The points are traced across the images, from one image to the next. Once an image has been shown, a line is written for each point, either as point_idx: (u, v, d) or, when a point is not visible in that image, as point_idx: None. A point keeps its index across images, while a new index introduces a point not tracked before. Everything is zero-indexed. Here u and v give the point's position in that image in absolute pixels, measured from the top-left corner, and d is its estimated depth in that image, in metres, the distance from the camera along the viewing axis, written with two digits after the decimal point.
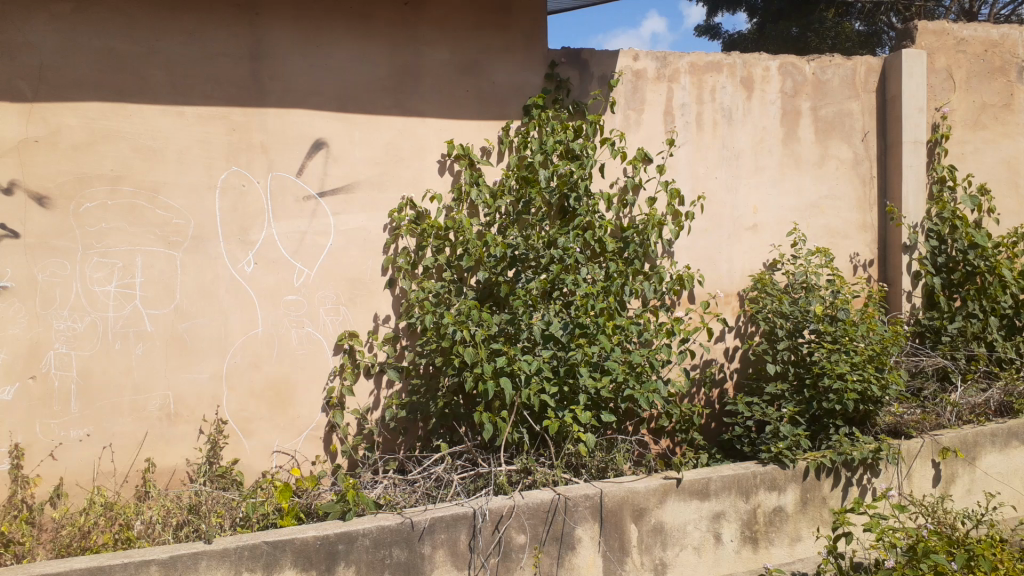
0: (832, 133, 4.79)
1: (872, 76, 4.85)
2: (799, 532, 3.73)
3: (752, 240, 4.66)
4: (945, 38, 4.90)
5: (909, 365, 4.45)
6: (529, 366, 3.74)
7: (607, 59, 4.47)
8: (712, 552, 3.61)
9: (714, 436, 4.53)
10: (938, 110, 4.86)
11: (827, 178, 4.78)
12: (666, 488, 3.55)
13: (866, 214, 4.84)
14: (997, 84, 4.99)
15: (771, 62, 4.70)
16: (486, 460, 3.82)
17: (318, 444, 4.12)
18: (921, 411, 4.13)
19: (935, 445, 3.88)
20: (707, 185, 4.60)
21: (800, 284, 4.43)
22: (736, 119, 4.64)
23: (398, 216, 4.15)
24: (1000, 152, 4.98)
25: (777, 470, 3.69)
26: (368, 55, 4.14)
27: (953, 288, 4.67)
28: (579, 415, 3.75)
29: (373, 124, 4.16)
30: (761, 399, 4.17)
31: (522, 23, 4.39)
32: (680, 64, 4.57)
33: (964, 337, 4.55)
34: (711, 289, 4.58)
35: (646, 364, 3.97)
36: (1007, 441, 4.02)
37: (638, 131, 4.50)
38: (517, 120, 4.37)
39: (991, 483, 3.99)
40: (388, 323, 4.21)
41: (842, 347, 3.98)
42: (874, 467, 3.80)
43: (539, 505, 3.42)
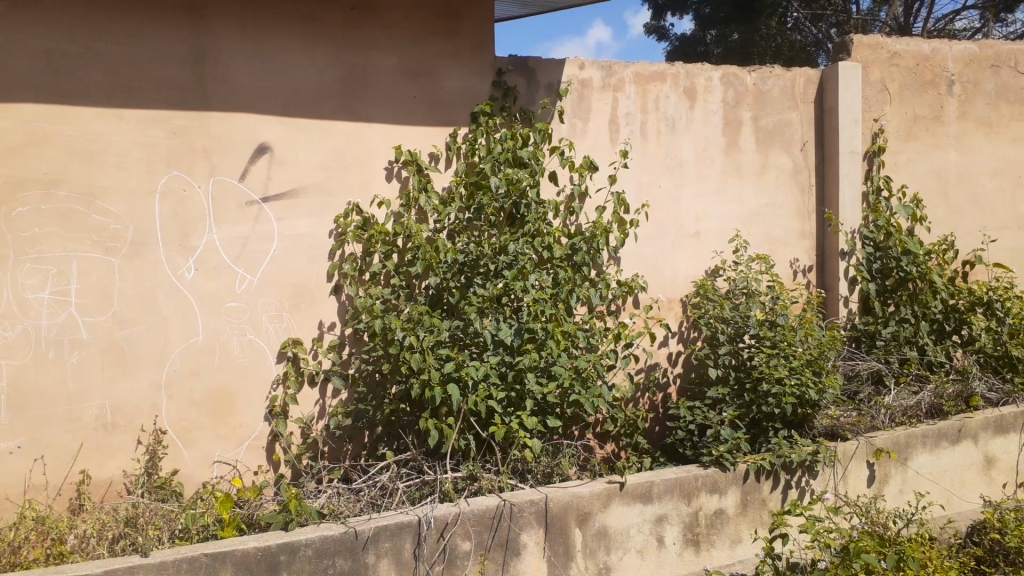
0: (772, 142, 4.90)
1: (811, 87, 4.97)
2: (739, 533, 3.80)
3: (695, 247, 4.74)
4: (879, 52, 5.06)
5: (845, 368, 4.58)
6: (476, 373, 3.73)
7: (554, 68, 4.51)
8: (655, 554, 3.65)
9: (658, 440, 4.58)
10: (875, 122, 5.01)
11: (768, 187, 4.89)
12: (611, 492, 3.58)
13: (805, 222, 4.97)
14: (927, 97, 5.17)
15: (714, 72, 4.79)
16: (432, 467, 3.81)
17: (260, 453, 4.05)
18: (857, 413, 4.23)
19: (870, 446, 3.99)
20: (651, 193, 4.67)
21: (742, 290, 4.55)
22: (680, 128, 4.72)
23: (344, 222, 4.11)
24: (931, 163, 5.17)
25: (718, 472, 3.76)
26: (314, 59, 4.10)
27: (886, 294, 4.82)
28: (525, 420, 3.76)
29: (318, 129, 4.12)
30: (703, 403, 4.23)
31: (470, 30, 4.39)
32: (625, 73, 4.63)
33: (897, 341, 4.66)
34: (655, 295, 4.65)
35: (592, 370, 4.01)
36: (937, 443, 4.13)
37: (585, 140, 4.55)
38: (464, 127, 4.38)
39: (922, 482, 4.10)
40: (334, 330, 4.17)
41: (782, 352, 4.08)
42: (811, 469, 3.89)
43: (484, 512, 3.42)
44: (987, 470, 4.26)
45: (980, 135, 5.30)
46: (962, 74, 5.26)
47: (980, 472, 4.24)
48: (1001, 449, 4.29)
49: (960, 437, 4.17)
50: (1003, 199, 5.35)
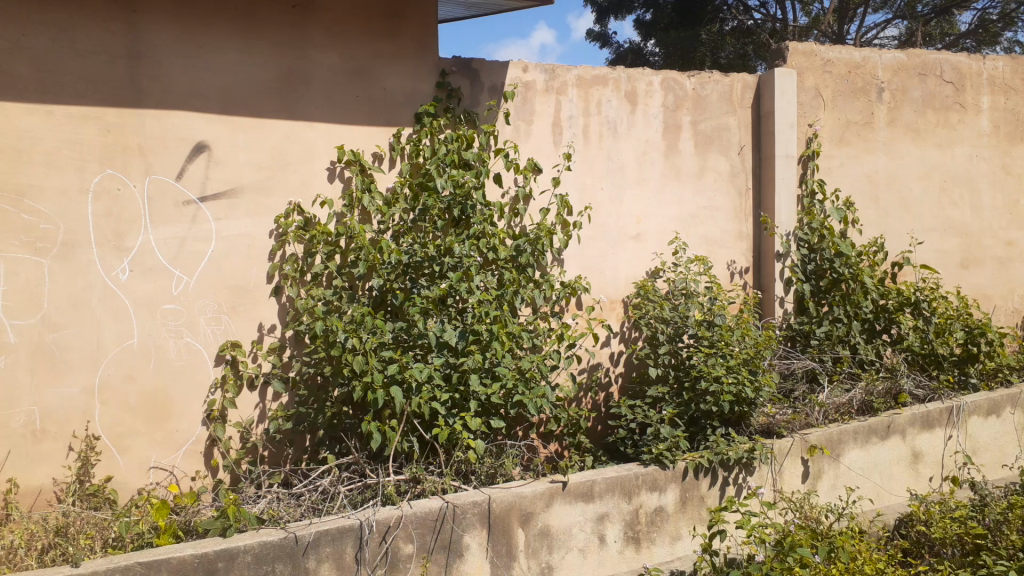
0: (711, 146, 5.00)
1: (748, 92, 5.09)
2: (678, 530, 3.86)
3: (637, 249, 4.81)
4: (813, 60, 5.20)
5: (781, 367, 4.70)
6: (420, 374, 3.73)
7: (497, 70, 4.52)
8: (596, 552, 3.69)
9: (600, 438, 4.64)
10: (809, 127, 5.16)
11: (707, 190, 4.99)
12: (553, 492, 3.61)
13: (742, 224, 5.08)
14: (859, 103, 5.33)
15: (654, 77, 4.86)
16: (375, 470, 3.78)
17: (197, 459, 3.97)
18: (792, 411, 4.35)
19: (804, 443, 4.10)
20: (594, 196, 4.72)
21: (680, 291, 4.62)
22: (621, 131, 4.78)
23: (285, 222, 4.05)
24: (862, 167, 5.34)
25: (658, 470, 3.82)
26: (253, 57, 4.03)
27: (821, 295, 4.97)
28: (469, 421, 3.76)
29: (258, 128, 4.06)
30: (644, 402, 4.30)
31: (413, 30, 4.37)
32: (567, 76, 4.67)
33: (830, 341, 4.80)
34: (597, 296, 4.70)
35: (535, 370, 4.03)
36: (867, 438, 4.25)
37: (528, 142, 4.58)
38: (408, 127, 4.36)
39: (852, 477, 4.21)
40: (274, 332, 4.10)
41: (719, 351, 4.18)
42: (748, 466, 3.98)
43: (427, 514, 3.41)
44: (915, 463, 4.38)
45: (908, 140, 5.49)
46: (891, 82, 5.44)
47: (908, 466, 4.36)
48: (929, 444, 4.41)
49: (890, 433, 4.30)
50: (929, 202, 5.56)
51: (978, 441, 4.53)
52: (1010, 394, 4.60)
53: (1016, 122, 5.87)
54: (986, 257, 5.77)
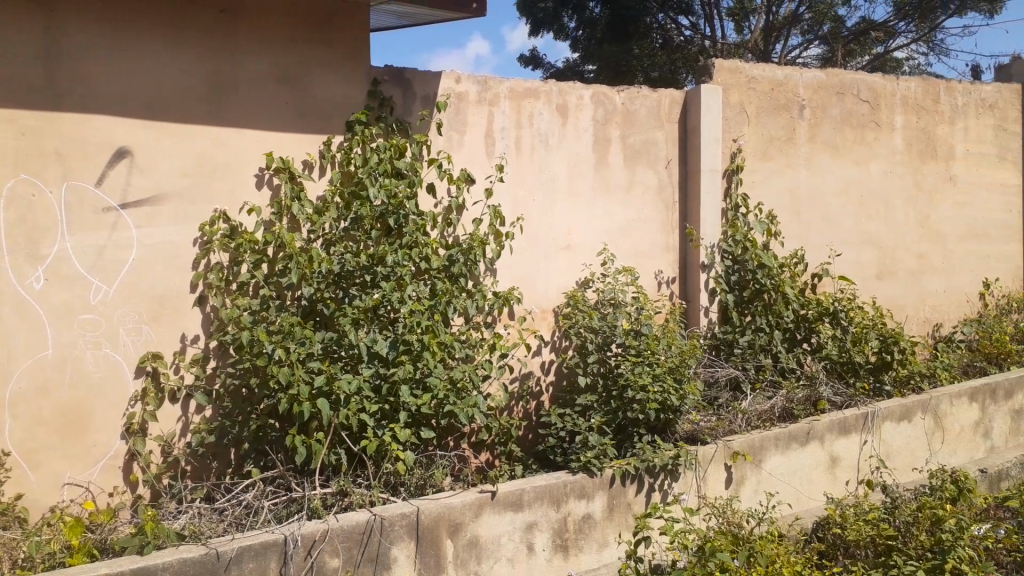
0: (639, 159, 5.10)
1: (675, 108, 5.20)
2: (606, 537, 3.91)
3: (568, 260, 4.87)
4: (738, 77, 5.36)
5: (706, 375, 4.81)
6: (348, 386, 3.70)
7: (430, 80, 4.52)
8: (525, 562, 3.70)
9: (530, 447, 4.66)
10: (734, 142, 5.31)
11: (635, 203, 5.08)
12: (482, 502, 3.61)
13: (669, 236, 5.19)
14: (781, 120, 5.51)
15: (585, 91, 4.93)
16: (301, 484, 3.73)
17: (116, 474, 3.84)
18: (716, 418, 4.47)
19: (727, 450, 4.20)
20: (525, 208, 4.76)
21: (608, 301, 4.72)
22: (552, 144, 4.83)
23: (210, 230, 3.97)
24: (784, 182, 5.52)
25: (586, 478, 3.86)
26: (178, 61, 3.94)
27: (744, 305, 5.11)
28: (398, 433, 3.74)
29: (183, 134, 3.96)
30: (574, 410, 4.36)
31: (344, 39, 4.35)
32: (499, 88, 4.69)
33: (753, 350, 4.97)
34: (529, 306, 4.74)
35: (467, 380, 4.03)
36: (788, 444, 4.37)
37: (461, 152, 4.59)
38: (339, 136, 4.33)
39: (772, 482, 4.33)
40: (197, 343, 4.01)
41: (646, 360, 4.27)
42: (673, 473, 4.06)
43: (354, 527, 3.38)
44: (832, 468, 4.53)
45: (827, 156, 5.70)
46: (811, 100, 5.65)
47: (826, 471, 4.50)
48: (845, 449, 4.56)
49: (809, 439, 4.43)
50: (847, 216, 5.77)
51: (891, 446, 4.70)
52: (921, 400, 4.77)
53: (927, 141, 6.16)
54: (899, 269, 6.02)
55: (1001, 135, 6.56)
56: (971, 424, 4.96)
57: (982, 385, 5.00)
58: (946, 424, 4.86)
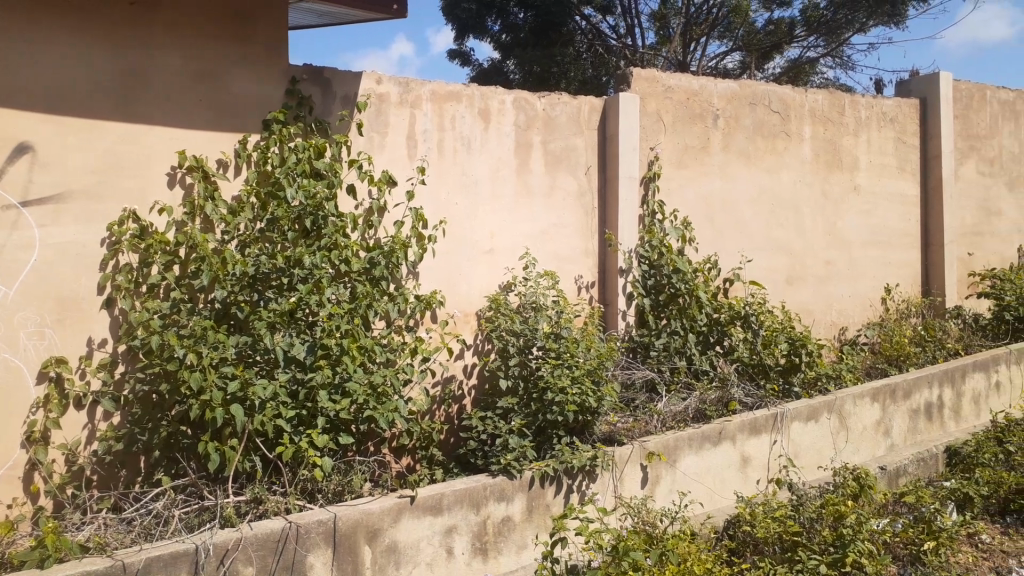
0: (560, 165, 5.16)
1: (595, 115, 5.30)
2: (525, 539, 3.95)
3: (489, 263, 4.89)
4: (655, 86, 5.50)
5: (623, 377, 4.93)
6: (264, 392, 3.63)
7: (350, 80, 4.48)
8: (444, 565, 3.70)
9: (452, 451, 4.65)
10: (651, 150, 5.45)
11: (556, 208, 5.15)
12: (401, 506, 3.59)
13: (589, 241, 5.28)
14: (696, 129, 5.67)
15: (507, 96, 4.96)
16: (213, 492, 3.62)
17: (16, 485, 3.66)
18: (633, 419, 4.58)
19: (643, 450, 4.29)
20: (447, 211, 4.75)
21: (530, 304, 4.77)
22: (474, 147, 4.85)
23: (118, 230, 3.84)
24: (699, 189, 5.68)
25: (506, 480, 3.89)
26: (87, 54, 3.80)
27: (660, 308, 5.25)
28: (316, 439, 3.69)
29: (89, 130, 3.82)
30: (495, 413, 4.39)
31: (261, 36, 4.27)
32: (421, 91, 4.68)
33: (668, 352, 5.10)
34: (451, 309, 4.74)
35: (387, 385, 3.97)
36: (701, 444, 4.49)
37: (382, 154, 4.55)
38: (255, 134, 4.23)
39: (686, 482, 4.43)
40: (104, 347, 3.86)
41: (566, 363, 4.33)
42: (591, 474, 4.13)
43: (268, 535, 3.31)
44: (744, 467, 4.67)
45: (740, 165, 5.89)
46: (725, 110, 5.83)
47: (737, 470, 4.64)
48: (756, 449, 4.71)
49: (721, 439, 4.56)
50: (759, 223, 5.98)
51: (800, 445, 4.86)
52: (827, 400, 4.95)
53: (834, 152, 6.43)
54: (808, 274, 6.27)
55: (901, 147, 6.91)
56: (874, 423, 5.17)
57: (883, 386, 5.22)
58: (849, 424, 5.05)
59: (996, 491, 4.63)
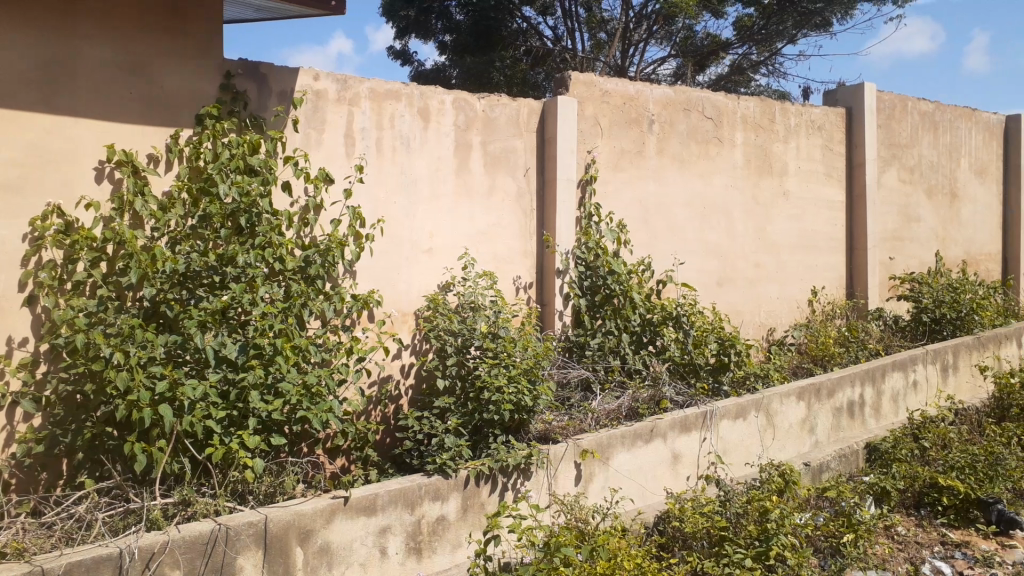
0: (499, 166, 5.19)
1: (533, 117, 5.34)
2: (459, 538, 3.96)
3: (428, 263, 4.89)
4: (592, 89, 5.57)
5: (558, 376, 5.00)
6: (194, 392, 3.57)
7: (287, 76, 4.42)
8: (378, 565, 3.69)
9: (388, 451, 4.63)
10: (588, 153, 5.53)
11: (495, 208, 5.18)
12: (334, 508, 3.57)
13: (527, 242, 5.33)
14: (632, 133, 5.78)
15: (446, 96, 4.97)
16: (139, 494, 3.54)
17: None
18: (568, 417, 4.66)
19: (576, 448, 4.34)
20: (385, 210, 4.73)
21: (468, 304, 4.79)
22: (413, 147, 4.84)
23: (41, 225, 3.72)
24: (634, 192, 5.79)
25: (441, 480, 3.90)
26: (9, 41, 3.67)
27: (595, 309, 5.37)
28: (247, 440, 3.63)
29: (12, 120, 3.69)
30: (431, 413, 4.42)
31: (194, 30, 4.19)
32: (360, 89, 4.65)
33: (603, 351, 5.22)
34: (388, 309, 4.71)
35: (322, 385, 3.94)
36: (634, 442, 4.56)
37: (319, 151, 4.50)
38: (188, 129, 4.15)
39: (619, 479, 4.50)
40: (25, 346, 3.74)
41: (503, 362, 4.38)
42: (526, 472, 4.17)
43: (196, 538, 3.25)
44: (675, 464, 4.75)
45: (674, 169, 6.02)
46: (660, 115, 5.95)
47: (669, 468, 4.72)
48: (686, 446, 4.79)
49: (653, 436, 4.63)
50: (692, 226, 6.13)
51: (728, 442, 4.97)
52: (755, 399, 5.07)
53: (764, 158, 6.62)
54: (738, 277, 6.45)
55: (828, 154, 7.15)
56: (799, 421, 5.32)
57: (809, 385, 5.38)
58: (776, 422, 5.19)
59: (911, 486, 4.86)
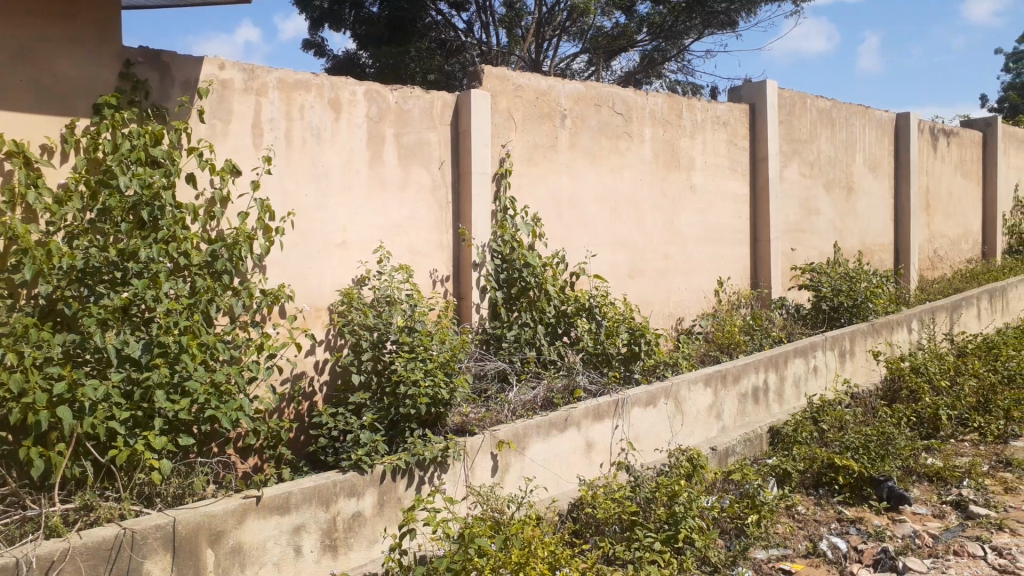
0: (413, 160, 5.17)
1: (446, 110, 5.34)
2: (375, 533, 3.95)
3: (342, 257, 4.83)
4: (505, 84, 5.61)
5: (475, 369, 5.05)
6: (95, 393, 3.44)
7: (191, 65, 4.28)
8: (292, 564, 3.64)
9: (301, 449, 4.57)
10: (502, 147, 5.56)
11: (409, 201, 5.16)
12: (246, 507, 3.50)
13: (443, 235, 5.33)
14: (545, 127, 5.84)
15: (357, 87, 4.91)
16: (37, 501, 3.40)
17: None
18: (485, 409, 4.70)
19: (493, 439, 4.38)
20: (296, 202, 4.64)
21: (385, 298, 4.78)
22: (324, 138, 4.76)
23: None
24: (548, 186, 5.86)
25: (356, 476, 3.88)
26: None
27: (511, 302, 5.44)
28: (153, 441, 3.52)
29: None
30: (346, 409, 4.38)
31: (89, 14, 4.01)
32: (267, 78, 4.54)
33: (519, 343, 5.28)
34: (300, 304, 4.63)
35: (231, 383, 3.86)
36: (548, 431, 4.62)
37: (225, 142, 4.37)
38: (85, 119, 3.98)
39: (533, 468, 4.56)
40: None
41: (419, 356, 4.37)
42: (443, 465, 4.18)
43: (100, 543, 3.13)
44: (588, 452, 4.84)
45: (586, 163, 6.13)
46: (572, 110, 6.03)
47: (583, 455, 4.80)
48: (599, 434, 4.88)
49: (567, 425, 4.71)
50: (604, 219, 6.25)
51: (639, 428, 5.09)
52: (664, 386, 5.21)
53: (672, 152, 6.80)
54: (648, 269, 6.62)
55: (733, 149, 7.40)
56: (706, 407, 5.49)
57: (715, 372, 5.56)
58: (684, 408, 5.35)
59: (810, 467, 5.12)
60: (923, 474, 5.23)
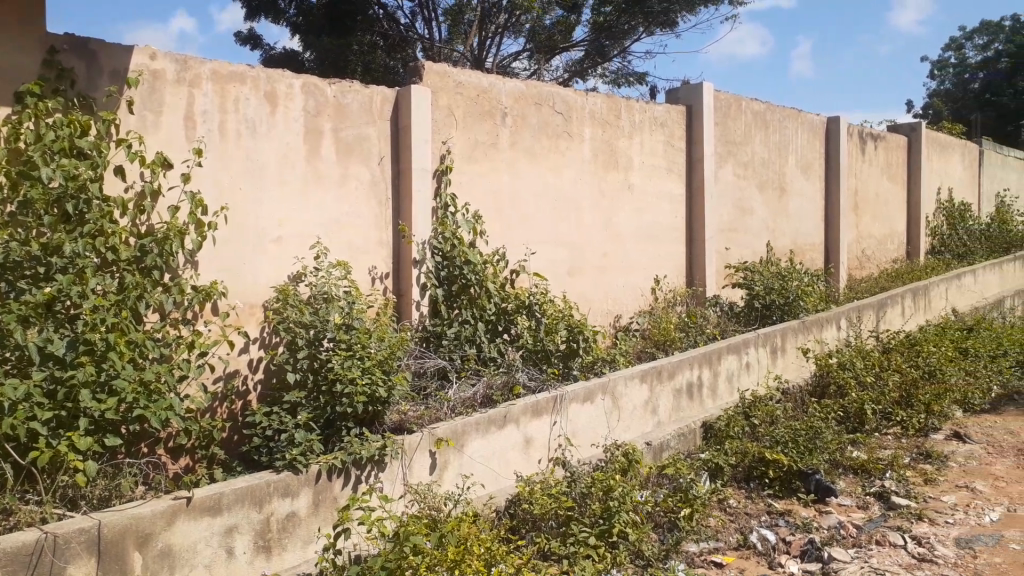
0: (351, 155, 5.12)
1: (386, 106, 5.29)
2: (310, 533, 3.90)
3: (277, 253, 4.75)
4: (446, 81, 5.59)
5: (415, 366, 5.03)
6: (14, 392, 3.32)
7: (120, 55, 4.15)
8: (223, 566, 3.57)
9: (234, 449, 4.46)
10: (442, 144, 5.54)
11: (347, 197, 5.10)
12: (176, 509, 3.41)
13: (382, 232, 5.29)
14: (486, 125, 5.84)
15: (295, 81, 4.83)
16: None
17: None
18: (424, 407, 4.69)
19: (431, 437, 4.35)
20: (230, 197, 4.54)
21: (322, 295, 4.72)
22: (259, 132, 4.67)
23: None
24: (488, 184, 5.87)
25: (291, 476, 3.82)
26: None
27: (452, 299, 5.46)
28: (77, 441, 3.41)
29: None
30: (282, 408, 4.33)
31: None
32: (201, 70, 4.42)
33: (460, 340, 5.31)
34: (233, 300, 4.54)
35: (160, 382, 3.77)
36: (487, 428, 4.63)
37: (156, 134, 4.24)
38: (5, 108, 3.82)
39: (471, 465, 4.55)
40: None
41: (356, 354, 4.34)
42: (380, 463, 4.15)
43: (19, 549, 3.02)
44: (526, 448, 4.86)
45: (526, 162, 6.15)
46: (512, 108, 6.05)
47: (521, 451, 4.83)
48: (537, 430, 4.91)
49: (505, 422, 4.72)
50: (544, 217, 6.30)
51: (577, 424, 5.14)
52: (601, 382, 5.27)
53: (610, 152, 6.87)
54: (587, 267, 6.68)
55: (670, 150, 7.52)
56: (641, 403, 5.57)
57: (651, 369, 5.65)
58: (621, 404, 5.42)
59: (742, 460, 5.24)
60: (849, 467, 5.41)
